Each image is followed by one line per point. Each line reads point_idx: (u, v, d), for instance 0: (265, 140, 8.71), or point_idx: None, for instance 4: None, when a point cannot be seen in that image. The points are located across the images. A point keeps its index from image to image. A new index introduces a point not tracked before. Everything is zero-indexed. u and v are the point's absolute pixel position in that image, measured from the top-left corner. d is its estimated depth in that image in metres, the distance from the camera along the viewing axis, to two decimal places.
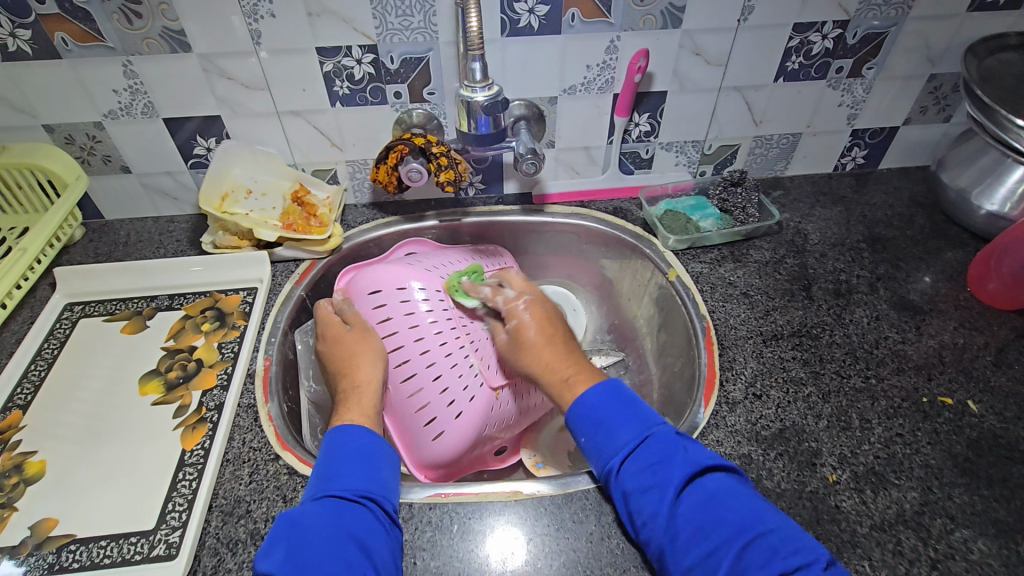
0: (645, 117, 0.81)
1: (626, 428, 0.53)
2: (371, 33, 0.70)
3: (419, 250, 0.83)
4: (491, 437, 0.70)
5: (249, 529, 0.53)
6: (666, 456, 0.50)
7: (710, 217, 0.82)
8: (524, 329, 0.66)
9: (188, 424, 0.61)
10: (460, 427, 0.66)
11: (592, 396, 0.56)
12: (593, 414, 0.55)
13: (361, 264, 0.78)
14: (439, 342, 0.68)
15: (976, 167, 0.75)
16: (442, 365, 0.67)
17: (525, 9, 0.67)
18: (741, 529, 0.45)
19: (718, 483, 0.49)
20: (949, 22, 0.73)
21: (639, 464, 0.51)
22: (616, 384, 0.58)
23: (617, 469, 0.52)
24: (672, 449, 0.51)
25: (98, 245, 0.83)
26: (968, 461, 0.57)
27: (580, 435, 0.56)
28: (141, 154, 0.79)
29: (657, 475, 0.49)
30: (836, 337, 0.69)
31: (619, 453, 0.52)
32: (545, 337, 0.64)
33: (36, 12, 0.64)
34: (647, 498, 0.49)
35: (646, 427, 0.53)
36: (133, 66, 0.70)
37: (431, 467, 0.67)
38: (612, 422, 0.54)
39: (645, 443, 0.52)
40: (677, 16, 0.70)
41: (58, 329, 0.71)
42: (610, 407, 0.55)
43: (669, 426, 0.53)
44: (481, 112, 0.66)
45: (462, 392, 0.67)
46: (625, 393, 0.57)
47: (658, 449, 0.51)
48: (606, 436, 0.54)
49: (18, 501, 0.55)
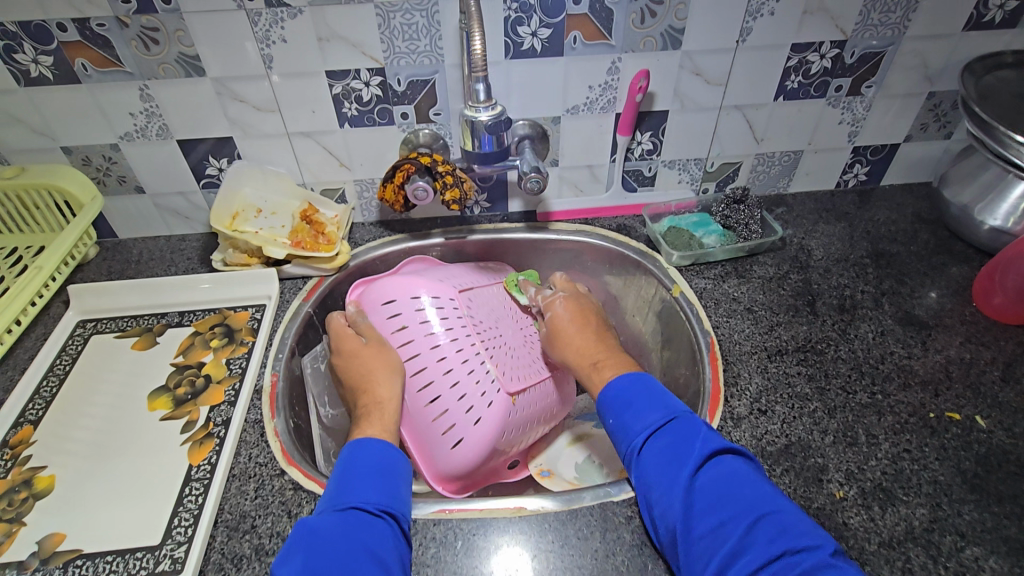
0: (648, 136, 0.82)
1: (653, 409, 0.54)
2: (378, 57, 0.72)
3: (422, 267, 0.83)
4: (509, 445, 0.70)
5: (254, 545, 0.53)
6: (688, 437, 0.51)
7: (714, 234, 0.82)
8: (557, 319, 0.70)
9: (195, 439, 0.62)
10: (478, 434, 0.66)
11: (623, 380, 0.58)
12: (622, 397, 0.57)
13: (370, 279, 0.79)
14: (455, 350, 0.69)
15: (978, 183, 0.76)
16: (458, 373, 0.68)
17: (528, 32, 0.70)
18: (754, 505, 0.45)
19: (737, 464, 0.49)
20: (946, 41, 0.75)
21: (662, 442, 0.52)
22: (646, 376, 0.59)
23: (639, 447, 0.52)
24: (696, 431, 0.52)
25: (111, 263, 0.84)
26: (977, 477, 0.56)
27: (609, 417, 0.57)
28: (154, 175, 0.81)
29: (679, 451, 0.50)
30: (841, 352, 0.68)
31: (641, 433, 0.53)
32: (576, 325, 0.69)
33: (58, 40, 0.67)
34: (665, 471, 0.49)
35: (672, 411, 0.54)
36: (149, 90, 0.72)
37: (450, 476, 0.67)
38: (639, 404, 0.55)
39: (670, 423, 0.53)
40: (677, 38, 0.72)
41: (70, 346, 0.73)
42: (638, 391, 0.57)
43: (693, 413, 0.54)
44: (484, 132, 0.67)
45: (480, 398, 0.67)
46: (652, 382, 0.58)
47: (682, 429, 0.52)
48: (631, 416, 0.55)
49: (27, 515, 0.56)
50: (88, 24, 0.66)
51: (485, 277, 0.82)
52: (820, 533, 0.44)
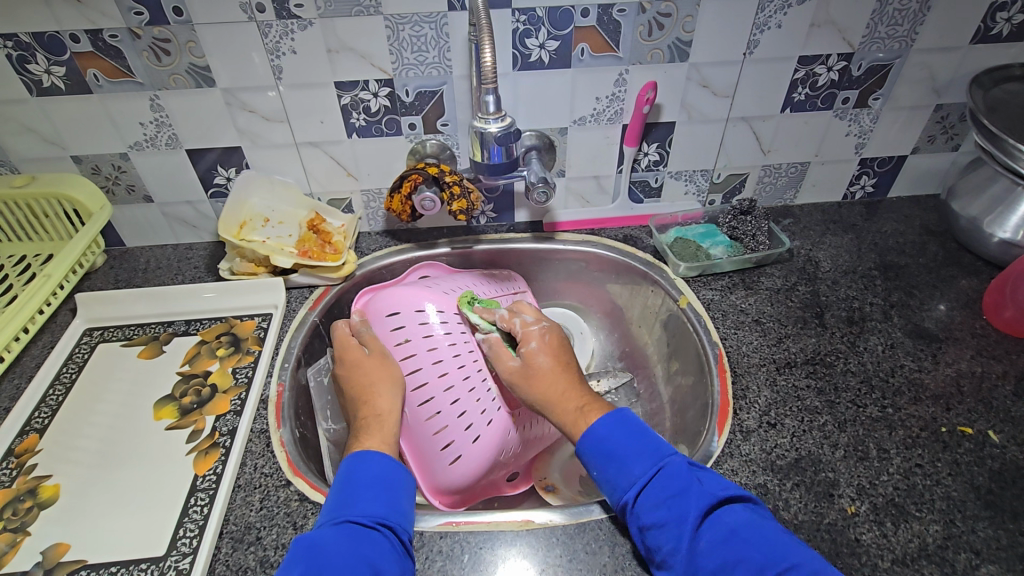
0: (654, 147, 0.82)
1: (638, 460, 0.53)
2: (387, 68, 0.72)
3: (433, 273, 0.84)
4: (507, 462, 0.70)
5: (259, 557, 0.53)
6: (680, 489, 0.50)
7: (721, 245, 0.83)
8: (536, 355, 0.64)
9: (201, 449, 0.61)
10: (477, 452, 0.66)
11: (600, 427, 0.56)
12: (601, 447, 0.54)
13: (378, 286, 0.78)
14: (457, 365, 0.69)
15: (987, 195, 0.75)
16: (459, 388, 0.67)
17: (536, 44, 0.70)
18: (762, 566, 0.44)
19: (737, 518, 0.48)
20: (953, 54, 0.75)
21: (653, 499, 0.50)
22: (624, 415, 0.57)
23: (632, 504, 0.51)
24: (686, 482, 0.50)
25: (119, 271, 0.85)
26: (991, 494, 0.56)
27: (592, 467, 0.55)
28: (163, 184, 0.82)
29: (673, 509, 0.49)
30: (850, 365, 0.68)
31: (631, 488, 0.52)
32: (557, 365, 0.63)
33: (71, 50, 0.68)
34: (665, 534, 0.48)
35: (658, 460, 0.52)
36: (160, 101, 0.73)
37: (447, 493, 0.67)
38: (623, 455, 0.53)
39: (658, 476, 0.51)
40: (684, 50, 0.72)
41: (77, 354, 0.73)
42: (618, 439, 0.54)
43: (681, 456, 0.53)
44: (493, 143, 0.67)
45: (480, 415, 0.67)
46: (631, 424, 0.56)
47: (672, 481, 0.50)
48: (616, 469, 0.53)
49: (32, 525, 0.55)
50: (101, 35, 0.67)
51: (487, 288, 0.81)
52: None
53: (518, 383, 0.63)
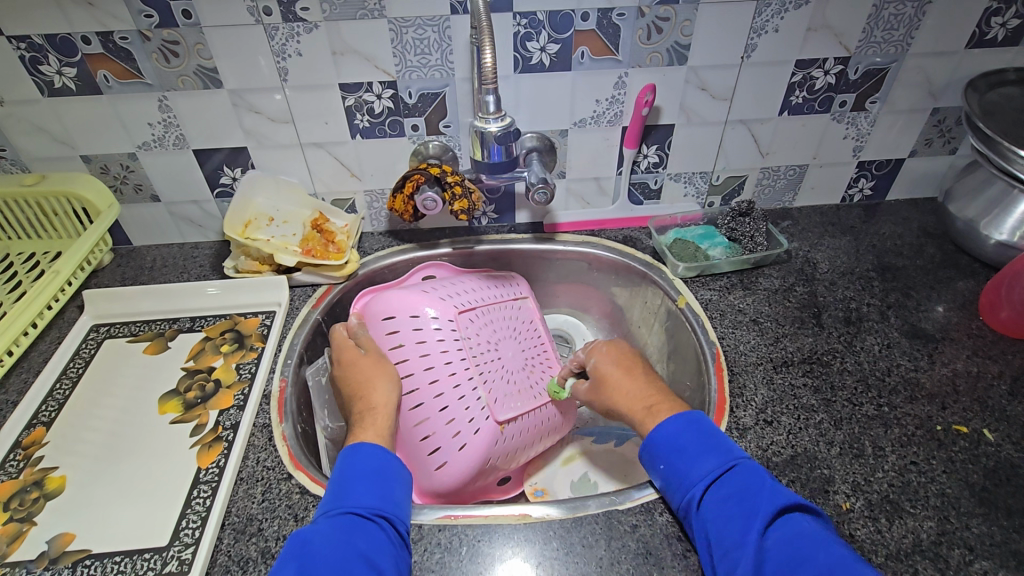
0: (653, 149, 0.83)
1: (709, 456, 0.53)
2: (390, 71, 0.74)
3: (437, 273, 0.84)
4: (497, 468, 0.70)
5: (261, 548, 0.53)
6: (753, 490, 0.49)
7: (719, 246, 0.83)
8: (601, 365, 0.65)
9: (204, 443, 0.62)
10: (462, 461, 0.67)
11: (672, 425, 0.55)
12: (674, 442, 0.54)
13: (377, 289, 0.79)
14: (448, 373, 0.69)
15: (983, 198, 0.76)
16: (449, 397, 0.68)
17: (537, 47, 0.71)
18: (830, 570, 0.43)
19: (809, 526, 0.47)
20: (949, 58, 0.76)
21: (723, 495, 0.50)
22: (697, 415, 0.57)
23: (699, 499, 0.51)
24: (759, 482, 0.50)
25: (125, 269, 0.86)
26: (986, 492, 0.56)
27: (657, 462, 0.55)
28: (170, 183, 0.83)
29: (743, 505, 0.49)
30: (847, 364, 0.69)
31: (700, 482, 0.52)
32: (628, 370, 0.64)
33: (82, 52, 0.69)
34: (730, 527, 0.48)
35: (731, 458, 0.52)
36: (168, 101, 0.75)
37: (433, 496, 0.68)
38: (693, 451, 0.53)
39: (730, 472, 0.51)
40: (683, 53, 0.73)
41: (84, 349, 0.74)
42: (693, 436, 0.54)
43: (753, 460, 0.53)
44: (493, 143, 0.68)
45: (467, 423, 0.67)
46: (705, 423, 0.55)
47: (743, 481, 0.50)
48: (686, 463, 0.53)
49: (38, 515, 0.56)
50: (111, 37, 0.68)
51: (490, 292, 0.81)
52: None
53: (596, 396, 0.65)
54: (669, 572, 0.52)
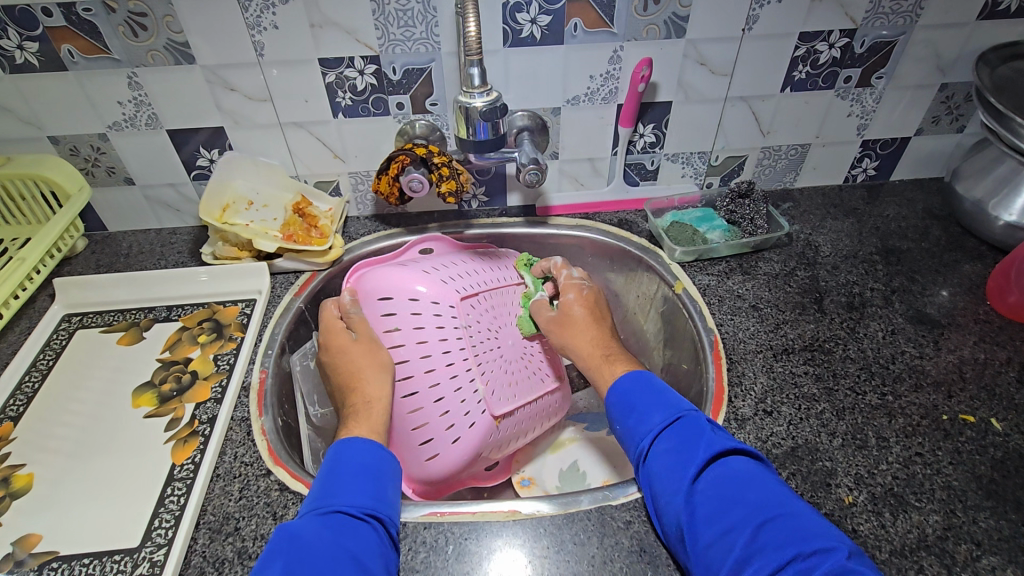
0: (650, 128, 0.80)
1: (657, 410, 0.53)
2: (373, 44, 0.70)
3: (436, 246, 0.80)
4: (486, 459, 0.69)
5: (237, 548, 0.51)
6: (694, 438, 0.50)
7: (718, 229, 0.80)
8: (572, 306, 0.69)
9: (180, 438, 0.59)
10: (454, 453, 0.65)
11: (626, 382, 0.57)
12: (626, 398, 0.56)
13: (371, 265, 0.76)
14: (445, 362, 0.66)
15: (992, 177, 0.73)
16: (445, 389, 0.65)
17: (527, 18, 0.67)
18: (757, 508, 0.43)
19: (746, 467, 0.47)
20: (960, 30, 0.72)
21: (667, 444, 0.50)
22: (648, 374, 0.58)
23: (646, 451, 0.51)
24: (702, 431, 0.50)
25: (100, 256, 0.82)
26: (993, 483, 0.54)
27: (615, 421, 0.56)
28: (143, 166, 0.79)
29: (682, 454, 0.49)
30: (850, 351, 0.66)
31: (647, 435, 0.52)
32: (590, 315, 0.67)
33: (43, 25, 0.65)
34: (670, 476, 0.48)
35: (676, 411, 0.53)
36: (138, 78, 0.70)
37: (419, 484, 0.67)
38: (643, 406, 0.54)
39: (675, 425, 0.51)
40: (681, 26, 0.69)
41: (55, 340, 0.71)
42: (643, 393, 0.56)
43: (700, 412, 0.53)
44: (479, 119, 0.65)
45: (462, 417, 0.65)
46: (652, 380, 0.57)
47: (687, 431, 0.51)
48: (636, 418, 0.54)
49: (3, 515, 0.54)
50: (74, 8, 0.64)
51: (492, 275, 0.76)
52: (832, 536, 0.41)
53: (552, 329, 0.69)
54: (664, 569, 0.49)
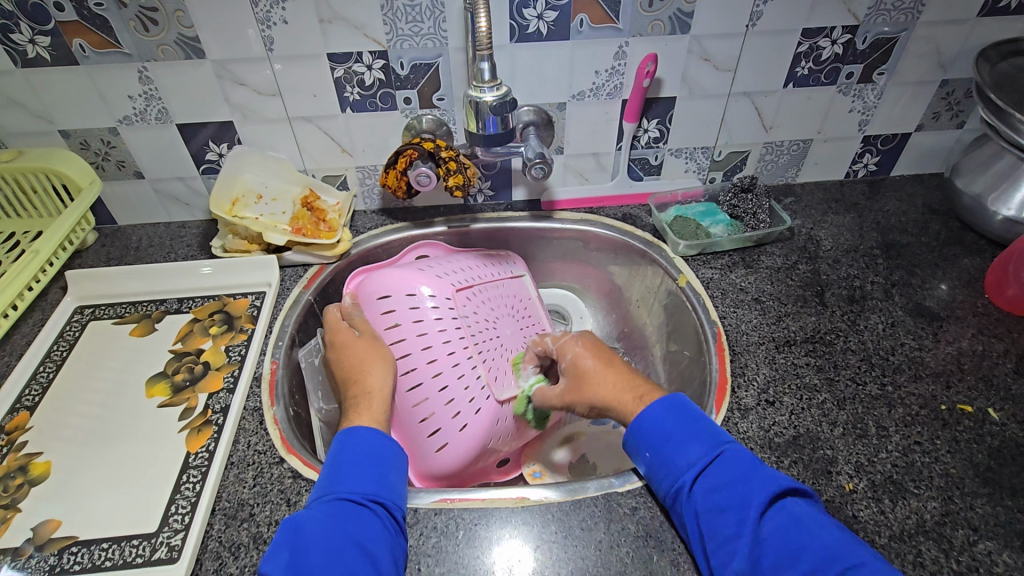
0: (654, 123, 0.81)
1: (696, 443, 0.51)
2: (381, 40, 0.70)
3: (431, 253, 0.82)
4: (496, 450, 0.69)
5: (252, 533, 0.52)
6: (742, 476, 0.48)
7: (721, 223, 0.81)
8: (580, 358, 0.63)
9: (194, 427, 0.61)
10: (464, 440, 0.65)
11: (656, 410, 0.53)
12: (656, 429, 0.52)
13: (372, 269, 0.77)
14: (446, 352, 0.67)
15: (991, 172, 0.74)
16: (448, 376, 0.67)
17: (534, 14, 0.68)
18: (827, 556, 0.42)
19: (802, 508, 0.46)
20: (961, 27, 0.73)
21: (715, 480, 0.48)
22: (682, 399, 0.55)
23: (688, 486, 0.49)
24: (747, 466, 0.49)
25: (110, 249, 0.83)
26: (990, 471, 0.55)
27: (642, 450, 0.53)
28: (154, 159, 0.80)
29: (735, 493, 0.47)
30: (851, 343, 0.67)
31: (689, 470, 0.50)
32: (604, 363, 0.61)
33: (56, 20, 0.66)
34: (724, 519, 0.46)
35: (718, 444, 0.51)
36: (148, 73, 0.71)
37: (432, 479, 0.66)
38: (679, 439, 0.51)
39: (718, 459, 0.49)
40: (685, 22, 0.70)
41: (68, 332, 0.72)
42: (675, 421, 0.53)
43: (739, 443, 0.51)
44: (489, 113, 0.66)
45: (468, 404, 0.66)
46: (687, 406, 0.54)
47: (731, 467, 0.49)
48: (673, 450, 0.51)
49: (22, 501, 0.55)
50: (86, 3, 0.65)
51: (486, 271, 0.79)
52: None
53: (574, 391, 0.62)
54: (670, 554, 0.51)
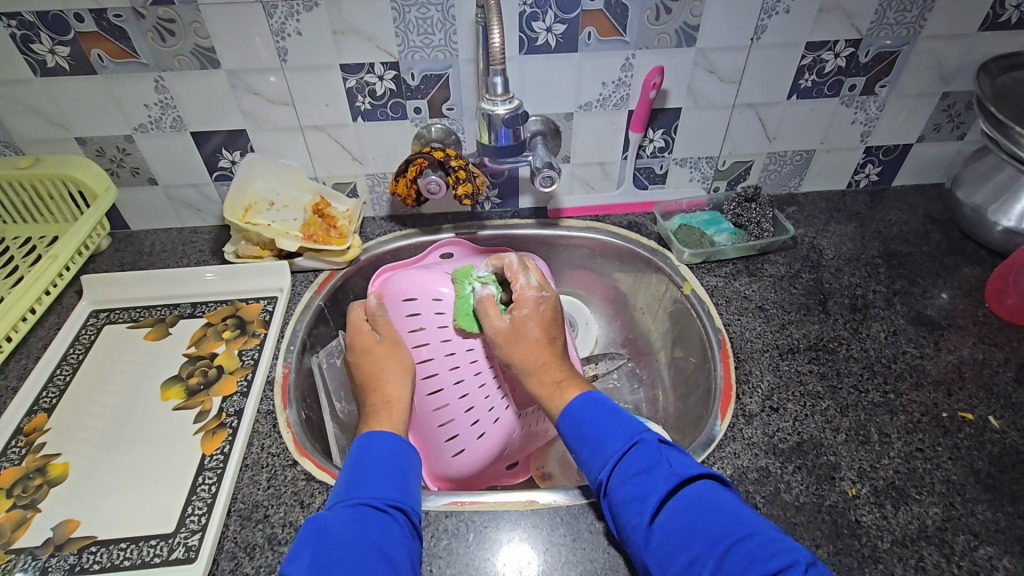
0: (660, 133, 0.82)
1: (612, 440, 0.53)
2: (393, 51, 0.72)
3: (455, 250, 0.82)
4: (508, 457, 0.71)
5: (267, 534, 0.53)
6: (648, 466, 0.49)
7: (725, 232, 0.82)
8: (525, 322, 0.65)
9: (208, 429, 0.62)
10: (481, 447, 0.68)
11: (575, 408, 0.56)
12: (578, 427, 0.55)
13: (398, 265, 0.78)
14: (470, 360, 0.69)
15: (992, 184, 0.75)
16: (469, 385, 0.68)
17: (543, 27, 0.70)
18: (719, 534, 0.43)
19: (702, 490, 0.47)
20: (961, 41, 0.74)
21: (625, 476, 0.50)
22: (600, 397, 0.58)
23: (605, 482, 0.51)
24: (655, 458, 0.50)
25: (124, 254, 0.85)
26: (991, 477, 0.56)
27: (573, 450, 0.56)
28: (168, 166, 0.82)
29: (641, 484, 0.48)
30: (853, 351, 0.68)
31: (603, 467, 0.51)
32: (546, 338, 0.65)
33: (76, 30, 0.67)
34: (631, 510, 0.48)
35: (631, 437, 0.52)
36: (164, 82, 0.73)
37: (445, 479, 0.69)
38: (597, 436, 0.53)
39: (630, 452, 0.51)
40: (691, 35, 0.72)
41: (83, 335, 0.73)
42: (593, 420, 0.55)
43: (653, 435, 0.53)
44: (501, 126, 0.67)
45: (486, 413, 0.68)
46: (605, 405, 0.56)
47: (641, 459, 0.50)
48: (591, 448, 0.53)
49: (42, 502, 0.56)
50: (105, 14, 0.66)
51: None
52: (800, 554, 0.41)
53: (501, 343, 0.65)
54: None
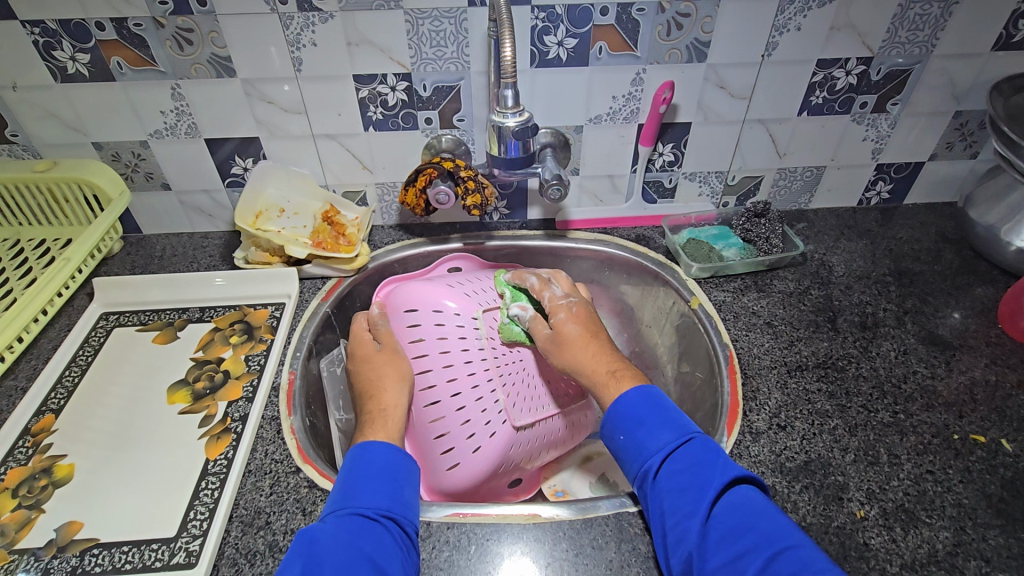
0: (669, 148, 0.82)
1: (668, 429, 0.54)
2: (405, 63, 0.73)
3: (464, 264, 0.84)
4: (506, 474, 0.70)
5: (268, 541, 0.53)
6: (706, 461, 0.51)
7: (733, 247, 0.82)
8: (564, 326, 0.66)
9: (213, 434, 0.62)
10: (475, 462, 0.67)
11: (631, 396, 0.57)
12: (631, 414, 0.56)
13: (402, 278, 0.79)
14: (467, 372, 0.68)
15: (1006, 204, 0.75)
16: (466, 398, 0.67)
17: (554, 41, 0.70)
18: (771, 536, 0.45)
19: (755, 494, 0.49)
20: (975, 60, 0.74)
21: (680, 464, 0.52)
22: (655, 390, 0.59)
23: (654, 469, 0.53)
24: (713, 455, 0.52)
25: (135, 258, 0.86)
26: (1003, 502, 0.55)
27: (616, 434, 0.57)
28: (181, 172, 0.83)
29: (697, 475, 0.50)
30: (863, 369, 0.68)
31: (656, 453, 0.53)
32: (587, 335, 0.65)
33: (96, 38, 0.69)
34: (683, 499, 0.50)
35: (686, 431, 0.54)
36: (181, 90, 0.74)
37: (440, 493, 0.69)
38: (652, 423, 0.55)
39: (685, 444, 0.53)
40: (702, 51, 0.72)
41: (93, 337, 0.74)
42: (650, 410, 0.56)
43: (706, 434, 0.55)
44: (511, 137, 0.68)
45: (483, 427, 0.67)
46: (661, 398, 0.57)
47: (697, 454, 0.52)
48: (644, 434, 0.55)
49: (46, 502, 0.56)
50: (125, 23, 0.68)
51: None
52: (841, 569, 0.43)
53: (552, 351, 0.66)
54: None
